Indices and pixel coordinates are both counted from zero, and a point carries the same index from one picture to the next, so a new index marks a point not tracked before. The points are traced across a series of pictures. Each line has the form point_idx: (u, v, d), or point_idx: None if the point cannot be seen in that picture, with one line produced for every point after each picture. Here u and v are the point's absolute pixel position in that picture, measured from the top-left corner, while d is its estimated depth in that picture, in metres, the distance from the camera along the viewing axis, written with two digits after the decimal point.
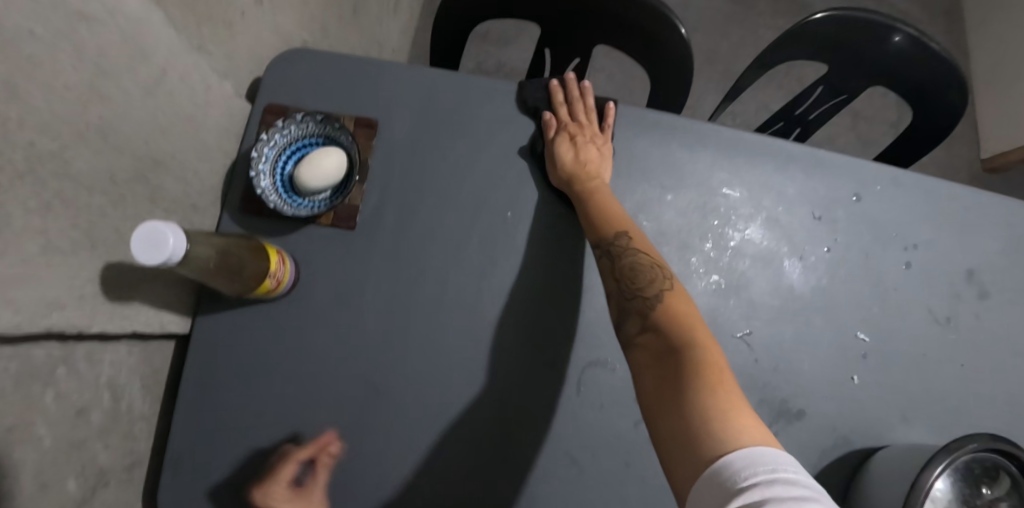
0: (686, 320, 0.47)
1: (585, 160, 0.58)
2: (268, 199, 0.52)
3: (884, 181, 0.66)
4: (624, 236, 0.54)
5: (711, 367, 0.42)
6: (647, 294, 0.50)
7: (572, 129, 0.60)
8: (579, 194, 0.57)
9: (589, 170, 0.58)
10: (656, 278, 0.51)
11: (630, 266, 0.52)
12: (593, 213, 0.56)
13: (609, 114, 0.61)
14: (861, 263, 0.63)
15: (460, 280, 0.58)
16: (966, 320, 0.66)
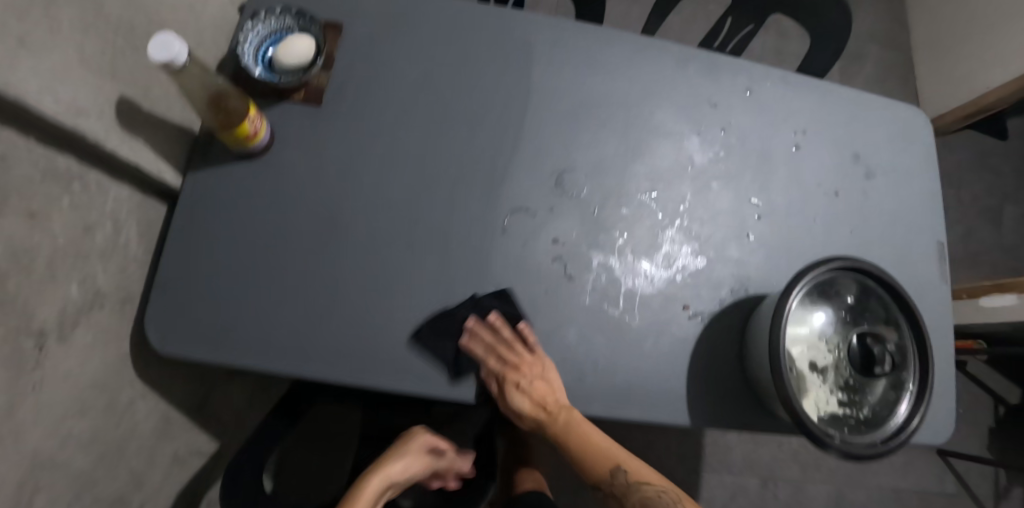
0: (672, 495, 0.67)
1: (543, 405, 0.65)
2: (251, 71, 0.65)
3: (774, 79, 0.77)
4: (619, 475, 0.68)
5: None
6: (635, 489, 0.67)
7: (512, 378, 0.64)
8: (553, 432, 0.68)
9: (550, 415, 0.66)
10: (646, 487, 0.67)
11: (635, 494, 0.67)
12: (586, 459, 0.69)
13: (529, 337, 0.63)
14: (753, 143, 0.74)
15: (404, 147, 0.69)
16: (854, 196, 0.75)
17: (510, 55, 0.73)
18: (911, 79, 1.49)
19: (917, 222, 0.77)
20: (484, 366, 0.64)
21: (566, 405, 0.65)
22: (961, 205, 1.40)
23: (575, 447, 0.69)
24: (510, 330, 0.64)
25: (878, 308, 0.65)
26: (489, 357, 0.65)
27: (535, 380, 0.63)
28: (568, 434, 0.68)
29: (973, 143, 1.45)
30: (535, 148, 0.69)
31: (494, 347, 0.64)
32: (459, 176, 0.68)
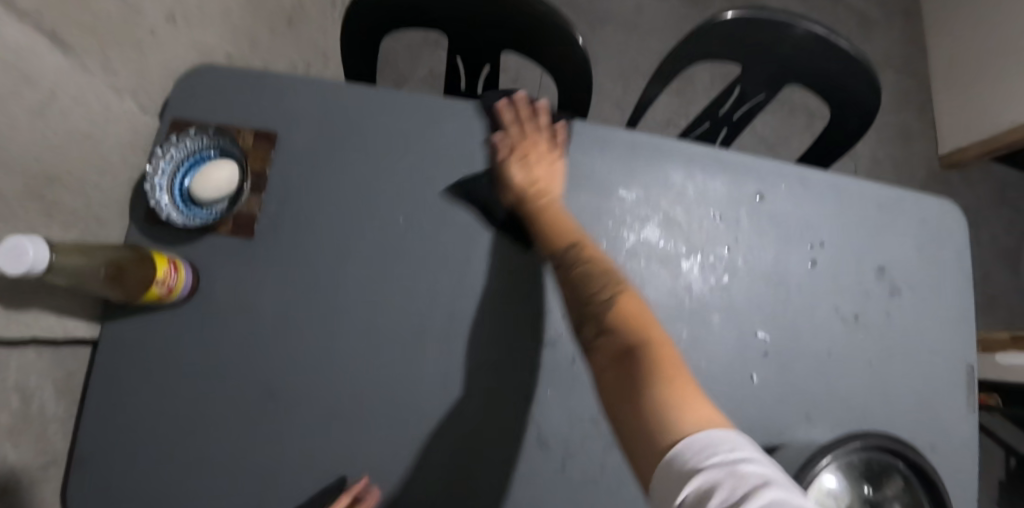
0: (638, 321, 0.46)
1: (534, 179, 0.61)
2: (161, 213, 0.55)
3: (789, 180, 0.66)
4: (575, 249, 0.55)
5: (663, 358, 0.42)
6: (597, 300, 0.50)
7: (518, 148, 0.62)
8: (529, 215, 0.60)
9: (537, 189, 0.60)
10: (607, 285, 0.51)
11: (580, 276, 0.52)
12: (546, 229, 0.58)
13: (559, 135, 0.63)
14: (762, 263, 0.63)
15: (352, 286, 0.61)
16: (876, 318, 0.65)
17: (473, 167, 0.63)
18: (928, 105, 1.39)
19: (946, 345, 0.68)
20: (505, 132, 0.63)
21: (556, 196, 0.60)
22: (978, 244, 1.33)
23: (546, 221, 0.58)
24: (549, 119, 0.64)
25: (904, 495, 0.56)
26: (514, 128, 0.63)
27: (545, 131, 0.63)
28: (545, 209, 0.59)
29: (985, 178, 1.37)
30: (502, 276, 0.62)
31: (513, 126, 0.63)
32: (420, 319, 0.61)
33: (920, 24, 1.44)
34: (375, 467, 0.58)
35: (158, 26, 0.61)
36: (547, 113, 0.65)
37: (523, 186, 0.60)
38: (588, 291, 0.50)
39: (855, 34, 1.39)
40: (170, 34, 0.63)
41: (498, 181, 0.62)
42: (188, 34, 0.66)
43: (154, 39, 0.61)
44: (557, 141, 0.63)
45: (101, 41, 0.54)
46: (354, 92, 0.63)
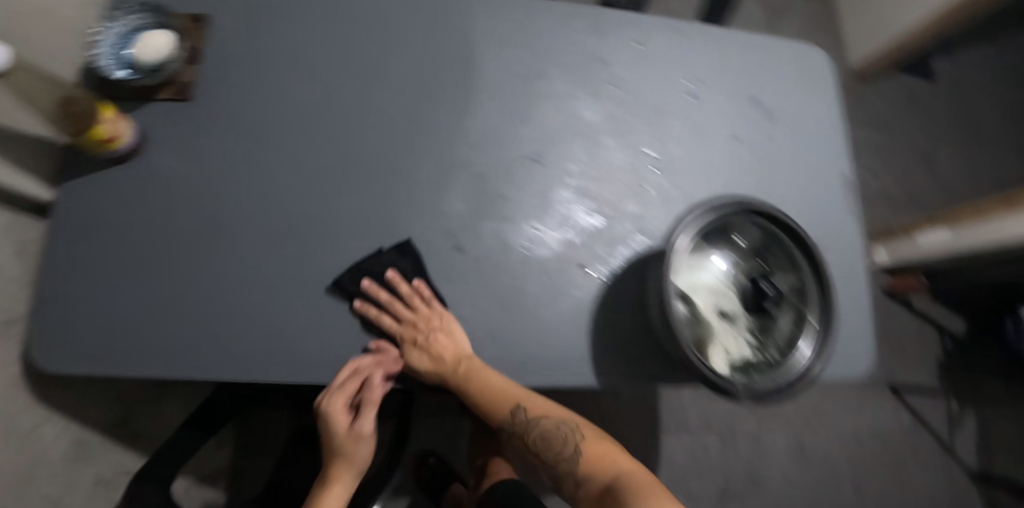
0: (603, 461, 0.62)
1: (446, 371, 0.64)
2: (110, 76, 0.64)
3: (663, 30, 0.75)
4: (520, 411, 0.63)
5: (625, 483, 0.58)
6: (564, 455, 0.64)
7: (409, 335, 0.62)
8: (457, 390, 0.64)
9: (453, 359, 0.63)
10: (567, 433, 0.65)
11: (542, 433, 0.64)
12: (481, 399, 0.63)
13: (424, 292, 0.62)
14: (645, 96, 0.72)
15: (280, 138, 0.67)
16: (754, 139, 0.74)
17: (378, 28, 0.70)
18: (834, 28, 1.54)
19: (821, 160, 0.76)
20: (380, 319, 0.63)
21: (470, 357, 0.62)
22: (891, 146, 1.46)
23: (477, 396, 0.63)
24: (407, 286, 0.63)
25: (780, 252, 0.65)
26: (393, 298, 0.63)
27: (413, 299, 0.62)
28: (467, 387, 0.63)
29: (893, 87, 1.50)
30: (410, 115, 0.67)
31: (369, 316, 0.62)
32: (340, 161, 0.66)
33: None
34: (308, 289, 0.63)
35: None
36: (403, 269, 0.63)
37: (432, 371, 0.65)
38: (550, 445, 0.64)
39: None
40: None
41: (408, 369, 0.65)
42: None
43: None
44: (430, 300, 0.62)
45: None
46: None
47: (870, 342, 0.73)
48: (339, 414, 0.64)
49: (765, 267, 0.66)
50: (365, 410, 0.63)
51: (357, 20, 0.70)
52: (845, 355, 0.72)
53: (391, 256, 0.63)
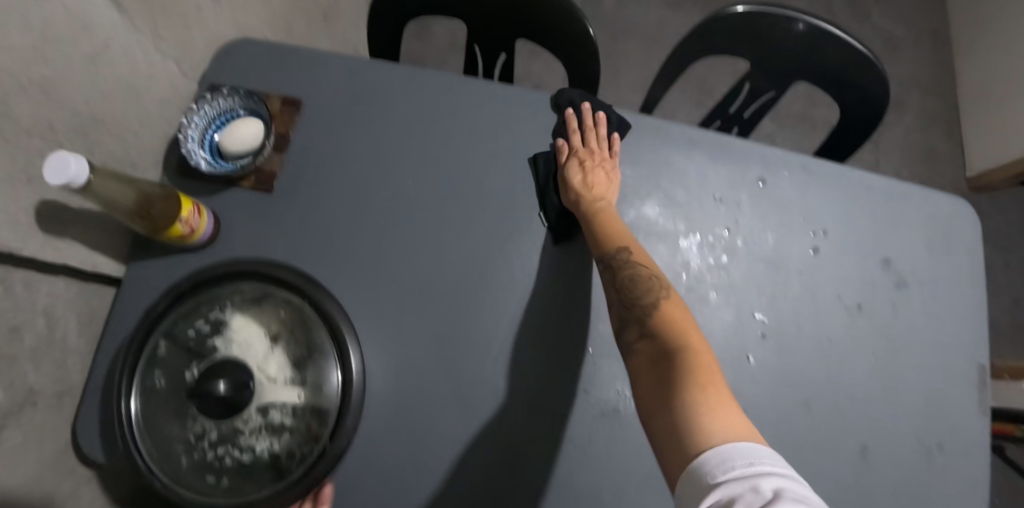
0: (681, 328, 0.49)
1: (593, 185, 0.61)
2: (193, 162, 0.60)
3: (792, 167, 0.67)
4: None
5: None
6: (642, 302, 0.52)
7: (584, 154, 0.63)
8: (584, 218, 0.60)
9: (595, 195, 0.61)
10: (654, 289, 0.53)
11: (625, 276, 0.54)
12: None
13: (615, 147, 0.64)
14: (762, 245, 0.63)
15: (359, 244, 0.62)
16: (879, 309, 0.65)
17: (482, 137, 0.65)
18: (956, 127, 1.38)
19: (954, 340, 0.66)
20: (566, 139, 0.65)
21: None
22: (1005, 270, 1.30)
23: None
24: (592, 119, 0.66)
25: (312, 321, 0.55)
26: (577, 138, 0.65)
27: (591, 134, 0.65)
28: None
29: (1016, 202, 1.34)
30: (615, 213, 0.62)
31: (585, 129, 0.65)
32: (416, 279, 0.61)
33: (949, 50, 1.45)
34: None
35: (205, 3, 0.68)
36: (605, 127, 0.65)
37: None
38: None
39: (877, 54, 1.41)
40: (213, 11, 0.70)
41: (559, 185, 0.64)
42: (231, 13, 0.74)
43: (200, 14, 0.68)
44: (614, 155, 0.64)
45: (153, 9, 0.61)
46: (372, 65, 0.67)
47: None
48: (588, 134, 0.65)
49: (300, 342, 0.55)
50: (592, 141, 0.64)
51: (460, 127, 0.65)
52: None
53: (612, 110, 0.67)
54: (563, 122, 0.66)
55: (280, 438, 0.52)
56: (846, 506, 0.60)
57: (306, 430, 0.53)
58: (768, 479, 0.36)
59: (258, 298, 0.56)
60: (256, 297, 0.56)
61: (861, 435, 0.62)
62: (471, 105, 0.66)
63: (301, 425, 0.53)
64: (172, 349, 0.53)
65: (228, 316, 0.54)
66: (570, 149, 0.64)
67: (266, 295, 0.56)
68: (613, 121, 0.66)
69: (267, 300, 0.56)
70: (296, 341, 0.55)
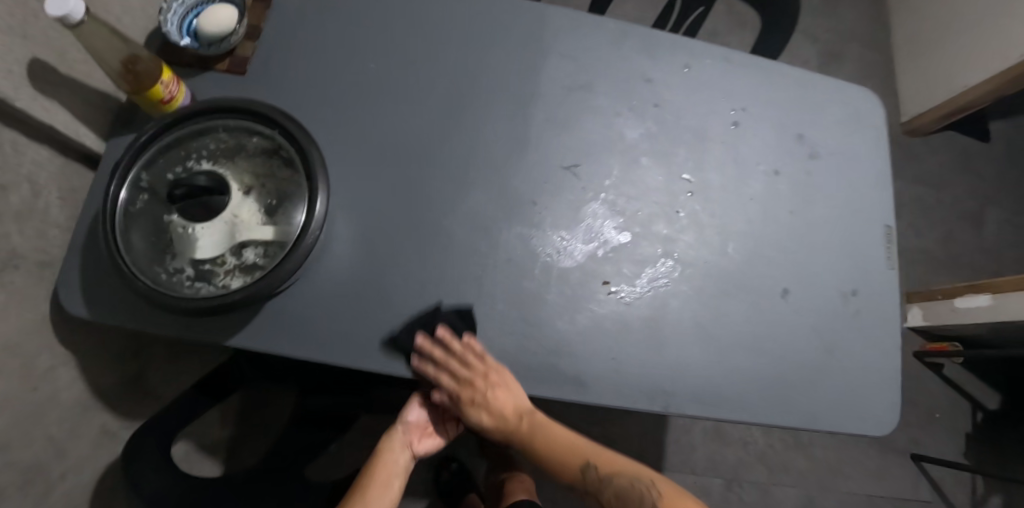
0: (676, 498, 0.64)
1: (503, 408, 0.67)
2: (175, 42, 0.66)
3: (714, 56, 0.75)
4: (591, 468, 0.69)
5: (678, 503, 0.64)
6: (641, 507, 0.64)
7: (465, 396, 0.66)
8: (521, 440, 0.71)
9: (519, 411, 0.68)
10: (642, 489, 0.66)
11: (616, 494, 0.66)
12: (559, 465, 0.70)
13: (476, 348, 0.61)
14: (687, 119, 0.71)
15: (324, 120, 0.68)
16: (796, 175, 0.72)
17: (438, 28, 0.72)
18: (892, 78, 1.49)
19: (864, 204, 0.74)
20: (439, 375, 0.64)
21: (535, 415, 0.71)
22: (937, 206, 1.41)
23: (547, 449, 0.71)
24: (438, 344, 0.61)
25: (281, 169, 0.62)
26: (444, 368, 0.63)
27: (461, 359, 0.62)
28: (535, 442, 0.71)
29: (947, 145, 1.45)
30: (542, 415, 0.72)
31: (446, 365, 0.63)
32: (377, 147, 0.67)
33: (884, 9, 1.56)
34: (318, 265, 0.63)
35: None
36: (454, 338, 0.61)
37: None
38: None
39: (819, 11, 1.50)
40: None
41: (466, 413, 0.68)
42: None
43: None
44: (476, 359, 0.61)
45: None
46: None
47: (896, 397, 0.69)
48: (446, 379, 0.64)
49: (269, 189, 0.61)
50: (468, 390, 0.64)
51: (416, 20, 0.72)
52: (867, 406, 0.68)
53: (438, 311, 0.62)
54: (421, 371, 0.62)
55: (250, 276, 0.59)
56: (772, 343, 0.66)
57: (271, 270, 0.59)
58: None
59: (230, 142, 0.62)
60: (230, 141, 0.62)
61: (783, 280, 0.68)
62: (427, 2, 0.73)
63: (270, 261, 0.60)
64: (153, 183, 0.59)
65: (205, 167, 0.60)
66: (452, 400, 0.67)
67: (239, 140, 0.62)
68: (455, 318, 0.62)
69: (239, 147, 0.62)
70: (264, 185, 0.61)
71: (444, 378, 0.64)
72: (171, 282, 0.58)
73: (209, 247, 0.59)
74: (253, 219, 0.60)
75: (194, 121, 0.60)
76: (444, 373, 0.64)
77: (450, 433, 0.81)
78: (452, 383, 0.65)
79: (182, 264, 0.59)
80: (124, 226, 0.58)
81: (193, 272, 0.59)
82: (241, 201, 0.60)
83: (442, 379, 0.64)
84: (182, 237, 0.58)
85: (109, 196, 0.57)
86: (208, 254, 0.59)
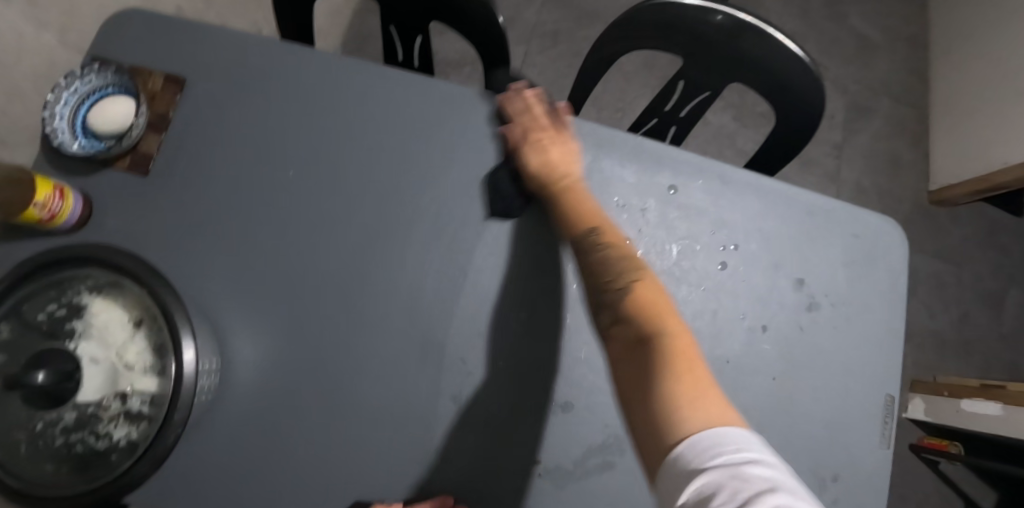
0: (655, 308, 0.48)
1: (551, 161, 0.59)
2: (63, 143, 0.56)
3: (707, 175, 0.64)
4: (595, 233, 0.55)
5: (683, 352, 0.44)
6: (614, 286, 0.51)
7: (528, 137, 0.61)
8: (553, 201, 0.59)
9: (558, 172, 0.59)
10: (627, 270, 0.52)
11: (600, 263, 0.53)
12: (569, 209, 0.57)
13: (562, 114, 0.63)
14: (662, 257, 0.61)
15: (243, 240, 0.60)
16: (787, 330, 0.61)
17: (387, 132, 0.63)
18: (923, 135, 1.34)
19: (865, 368, 0.63)
20: (509, 126, 0.62)
21: (577, 179, 0.60)
22: (955, 284, 1.29)
23: (568, 203, 0.58)
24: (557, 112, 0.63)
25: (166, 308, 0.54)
26: (518, 122, 0.62)
27: (533, 112, 0.63)
28: (562, 201, 0.58)
29: (974, 217, 1.32)
30: (586, 187, 0.60)
31: (529, 110, 0.63)
32: (298, 276, 0.60)
33: (923, 53, 1.39)
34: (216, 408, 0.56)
35: None
36: (541, 101, 0.64)
37: None
38: (606, 280, 0.52)
39: (850, 54, 1.34)
40: None
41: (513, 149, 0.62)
42: None
43: None
44: (560, 122, 0.62)
45: None
46: (266, 50, 0.64)
47: None
48: (525, 97, 0.63)
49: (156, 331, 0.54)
50: (557, 117, 0.62)
51: (361, 123, 0.63)
52: None
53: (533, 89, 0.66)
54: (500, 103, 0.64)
55: (134, 427, 0.52)
56: None
57: (156, 421, 0.52)
58: (756, 468, 0.34)
59: (115, 278, 0.54)
60: (114, 277, 0.54)
61: None
62: (376, 99, 0.64)
63: (153, 414, 0.52)
64: (17, 329, 0.52)
65: (86, 301, 0.54)
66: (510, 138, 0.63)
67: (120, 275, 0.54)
68: (541, 98, 0.65)
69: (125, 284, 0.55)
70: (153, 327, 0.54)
71: (519, 118, 0.63)
72: (38, 444, 0.51)
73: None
74: (138, 366, 0.53)
75: (71, 258, 0.53)
76: (518, 113, 0.63)
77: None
78: (519, 137, 0.62)
79: (55, 416, 0.51)
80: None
81: (70, 422, 0.51)
82: (124, 346, 0.53)
83: (513, 105, 0.63)
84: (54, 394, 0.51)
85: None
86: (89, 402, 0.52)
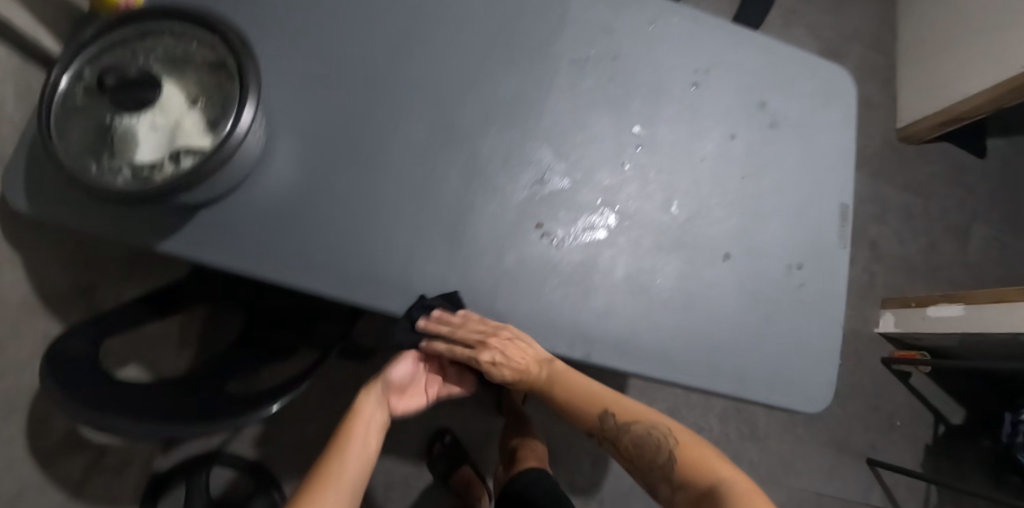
0: (700, 465, 0.59)
1: (515, 363, 0.64)
2: None
3: (682, 14, 0.74)
4: (608, 415, 0.66)
5: (740, 491, 0.55)
6: (658, 459, 0.62)
7: (480, 349, 0.62)
8: (545, 388, 0.68)
9: (534, 375, 0.67)
10: (660, 438, 0.63)
11: (633, 440, 0.64)
12: (570, 403, 0.67)
13: (474, 317, 0.61)
14: (646, 74, 0.70)
15: (274, 35, 0.66)
16: (752, 141, 0.71)
17: None
18: (892, 82, 1.46)
19: (821, 178, 0.72)
20: (454, 351, 0.64)
21: (547, 360, 0.67)
22: (924, 215, 1.39)
23: (564, 404, 0.68)
24: (458, 317, 0.61)
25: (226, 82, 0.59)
26: (456, 339, 0.62)
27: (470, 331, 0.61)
28: (554, 391, 0.68)
29: (941, 156, 1.42)
30: (563, 364, 0.69)
31: (454, 340, 0.63)
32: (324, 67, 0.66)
33: (892, 11, 1.52)
34: (256, 177, 0.63)
35: None
36: (450, 310, 0.61)
37: None
38: (644, 450, 0.63)
39: (824, 7, 1.47)
40: None
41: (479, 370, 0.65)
42: None
43: None
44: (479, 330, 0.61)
45: None
46: None
47: (831, 374, 0.67)
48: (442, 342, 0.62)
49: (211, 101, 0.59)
50: (485, 345, 0.62)
51: None
52: (798, 378, 0.67)
53: (469, 92, 0.67)
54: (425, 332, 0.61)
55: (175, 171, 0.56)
56: (707, 304, 0.65)
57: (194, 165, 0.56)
58: None
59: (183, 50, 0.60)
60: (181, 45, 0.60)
61: (723, 244, 0.67)
62: None
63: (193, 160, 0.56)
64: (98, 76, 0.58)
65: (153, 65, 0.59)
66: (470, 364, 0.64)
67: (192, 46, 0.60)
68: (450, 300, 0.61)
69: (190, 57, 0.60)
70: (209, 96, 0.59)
71: (456, 348, 0.64)
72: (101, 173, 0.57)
73: (151, 150, 0.58)
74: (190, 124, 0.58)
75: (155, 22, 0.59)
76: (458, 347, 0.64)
77: (432, 396, 0.74)
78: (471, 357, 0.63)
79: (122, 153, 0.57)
80: (61, 118, 0.57)
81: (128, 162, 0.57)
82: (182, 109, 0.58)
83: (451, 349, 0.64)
84: (124, 138, 0.57)
85: (49, 85, 0.57)
86: (149, 157, 0.57)
